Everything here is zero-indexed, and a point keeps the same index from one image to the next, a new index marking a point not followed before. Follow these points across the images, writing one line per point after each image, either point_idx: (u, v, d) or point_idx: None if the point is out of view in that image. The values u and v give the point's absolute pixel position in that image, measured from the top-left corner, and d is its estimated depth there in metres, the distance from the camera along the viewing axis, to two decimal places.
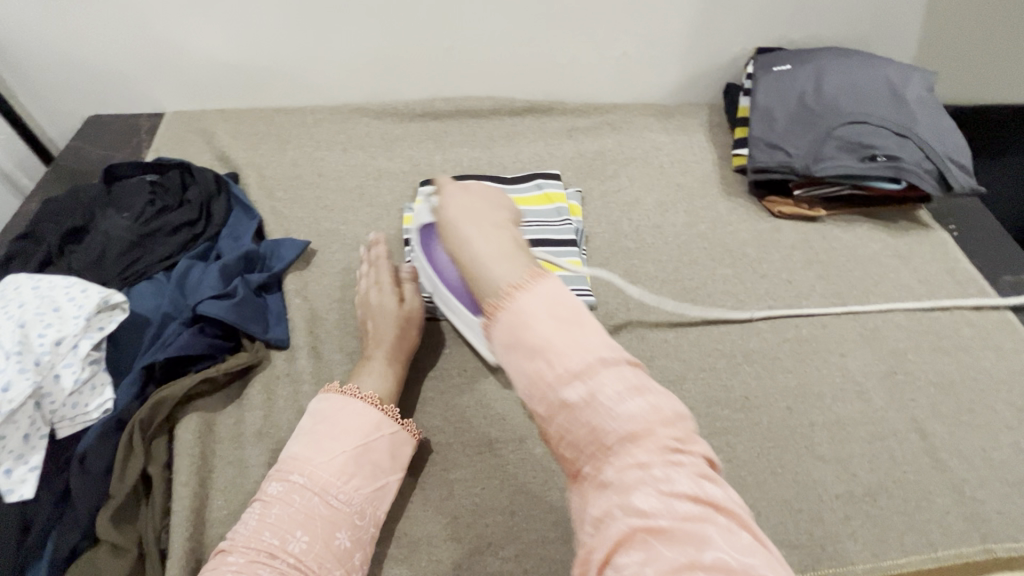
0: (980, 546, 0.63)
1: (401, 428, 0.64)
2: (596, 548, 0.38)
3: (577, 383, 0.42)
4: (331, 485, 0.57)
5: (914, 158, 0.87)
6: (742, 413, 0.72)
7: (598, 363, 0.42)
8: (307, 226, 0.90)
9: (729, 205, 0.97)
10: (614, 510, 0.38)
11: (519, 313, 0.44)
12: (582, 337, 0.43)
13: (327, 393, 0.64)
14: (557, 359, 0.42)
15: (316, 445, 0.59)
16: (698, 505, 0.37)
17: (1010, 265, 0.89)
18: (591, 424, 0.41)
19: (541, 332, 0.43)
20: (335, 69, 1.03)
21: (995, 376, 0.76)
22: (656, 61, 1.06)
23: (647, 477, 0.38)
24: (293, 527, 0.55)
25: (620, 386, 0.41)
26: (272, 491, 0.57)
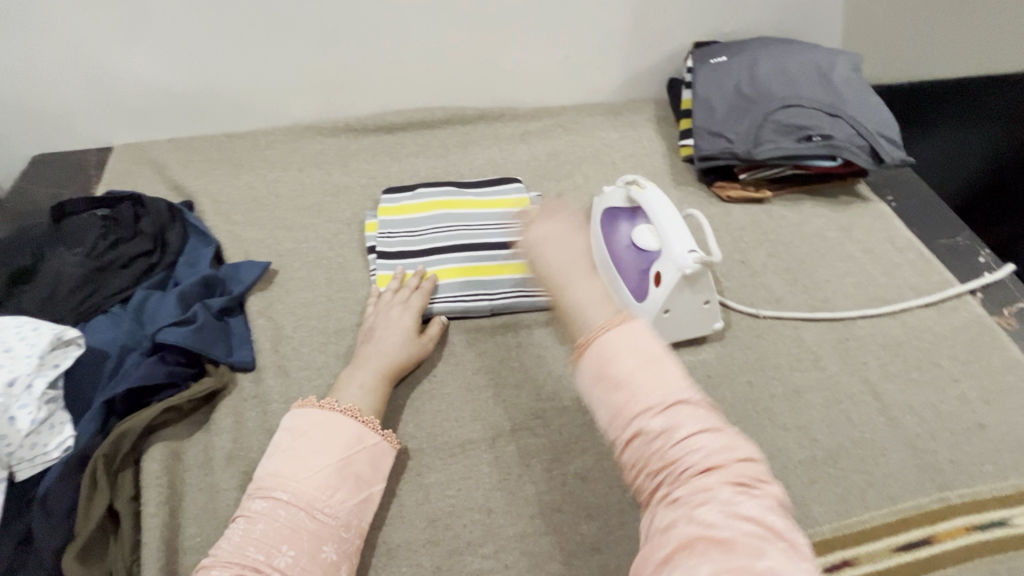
0: (936, 494, 0.66)
1: (383, 439, 0.64)
2: (656, 552, 0.39)
3: (651, 410, 0.42)
4: (317, 499, 0.57)
5: (846, 135, 0.92)
6: (706, 391, 0.75)
7: (676, 401, 0.42)
8: (267, 248, 0.89)
9: (681, 194, 1.00)
10: (680, 520, 0.39)
11: (607, 343, 0.45)
12: (659, 373, 0.44)
13: (305, 408, 0.63)
14: (633, 390, 0.43)
15: (302, 460, 0.59)
16: (762, 527, 0.37)
17: (943, 230, 0.95)
18: (667, 450, 0.41)
19: (623, 365, 0.44)
20: (284, 90, 1.04)
21: (937, 333, 0.81)
22: (600, 61, 1.10)
23: (720, 496, 0.39)
24: (279, 542, 0.54)
25: (694, 422, 0.42)
26: (256, 508, 0.56)
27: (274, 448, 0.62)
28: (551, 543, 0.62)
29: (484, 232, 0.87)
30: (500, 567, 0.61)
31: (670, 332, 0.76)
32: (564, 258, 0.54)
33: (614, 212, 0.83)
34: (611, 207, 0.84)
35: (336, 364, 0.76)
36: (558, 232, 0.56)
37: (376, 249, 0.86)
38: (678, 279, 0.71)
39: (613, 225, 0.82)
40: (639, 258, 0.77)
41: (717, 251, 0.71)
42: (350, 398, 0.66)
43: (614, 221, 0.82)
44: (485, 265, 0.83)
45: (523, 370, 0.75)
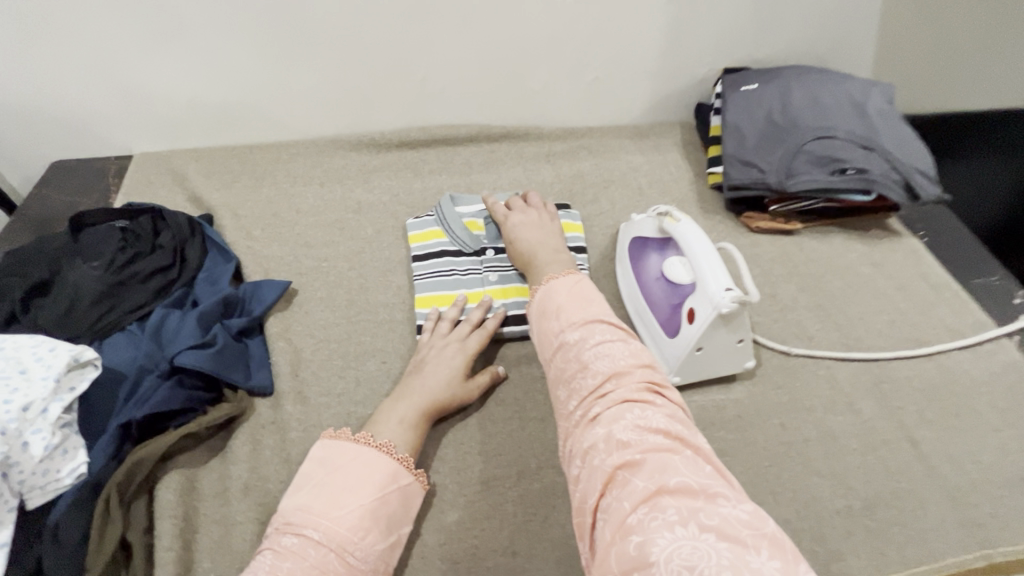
0: (978, 552, 0.64)
1: (414, 480, 0.62)
2: (589, 496, 0.45)
3: (578, 353, 0.55)
4: (349, 541, 0.55)
5: (880, 169, 0.90)
6: (737, 432, 0.72)
7: (609, 346, 0.54)
8: (287, 266, 0.88)
9: (708, 223, 0.98)
10: (600, 444, 0.47)
11: (551, 296, 0.62)
12: (608, 350, 0.54)
13: (342, 441, 0.62)
14: (581, 343, 0.56)
15: (335, 497, 0.57)
16: (669, 438, 0.46)
17: (977, 268, 0.93)
18: (585, 369, 0.53)
19: (567, 313, 0.59)
20: (309, 103, 1.03)
21: (976, 378, 0.78)
22: (627, 83, 1.08)
23: (629, 413, 0.48)
24: None
25: (620, 362, 0.53)
26: (286, 544, 0.53)
27: (299, 481, 0.60)
28: None
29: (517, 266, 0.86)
30: None
31: (698, 369, 0.74)
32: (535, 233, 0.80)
33: (643, 242, 0.82)
34: (637, 240, 0.84)
35: (357, 392, 0.74)
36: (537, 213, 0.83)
37: (421, 269, 0.85)
38: (713, 317, 0.69)
39: (642, 257, 0.82)
40: (670, 291, 0.76)
41: (753, 291, 0.68)
42: (387, 433, 0.64)
43: (644, 252, 0.82)
44: (448, 294, 0.82)
45: (548, 402, 0.73)
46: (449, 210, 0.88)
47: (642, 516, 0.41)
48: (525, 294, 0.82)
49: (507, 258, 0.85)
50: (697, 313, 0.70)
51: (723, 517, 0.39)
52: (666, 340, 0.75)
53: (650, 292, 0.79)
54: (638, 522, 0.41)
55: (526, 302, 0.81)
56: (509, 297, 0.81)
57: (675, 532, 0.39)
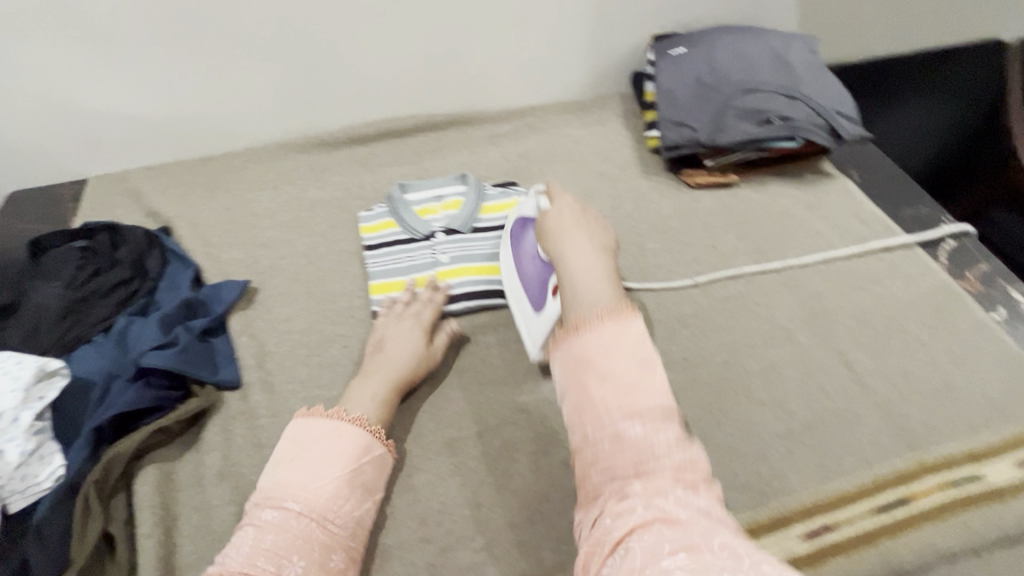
0: (909, 456, 0.68)
1: (388, 451, 0.66)
2: (614, 530, 0.46)
3: (619, 416, 0.50)
4: (330, 510, 0.59)
5: (805, 116, 0.94)
6: (684, 374, 0.77)
7: (660, 415, 0.50)
8: (246, 266, 0.91)
9: (651, 184, 1.02)
10: (639, 505, 0.46)
11: (598, 339, 0.52)
12: (647, 390, 0.51)
13: (311, 417, 0.65)
14: (624, 393, 0.51)
15: (310, 471, 0.60)
16: (709, 517, 0.45)
17: (908, 200, 0.98)
18: (637, 453, 0.49)
19: (613, 367, 0.52)
20: (256, 110, 1.06)
21: (904, 301, 0.84)
22: (564, 59, 1.12)
23: (673, 492, 0.46)
24: (289, 553, 0.55)
25: (671, 437, 0.49)
26: (267, 517, 0.57)
27: (277, 455, 0.63)
28: (539, 531, 0.64)
29: (470, 246, 0.89)
30: (493, 559, 0.62)
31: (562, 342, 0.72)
32: (588, 262, 0.59)
33: (524, 220, 0.79)
34: (519, 218, 0.81)
35: (323, 375, 0.77)
36: (584, 222, 0.64)
37: (374, 257, 0.89)
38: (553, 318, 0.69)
39: (522, 233, 0.79)
40: (542, 269, 0.73)
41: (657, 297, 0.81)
42: (357, 407, 0.67)
43: (523, 228, 0.79)
44: (403, 280, 0.85)
45: (505, 367, 0.77)
46: (399, 200, 0.92)
47: (683, 565, 0.40)
48: (474, 271, 0.86)
49: (459, 238, 0.89)
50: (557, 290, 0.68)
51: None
52: (535, 317, 0.74)
53: (525, 271, 0.77)
54: (677, 564, 0.40)
55: (476, 279, 0.85)
56: (458, 277, 0.85)
57: (676, 559, 0.41)
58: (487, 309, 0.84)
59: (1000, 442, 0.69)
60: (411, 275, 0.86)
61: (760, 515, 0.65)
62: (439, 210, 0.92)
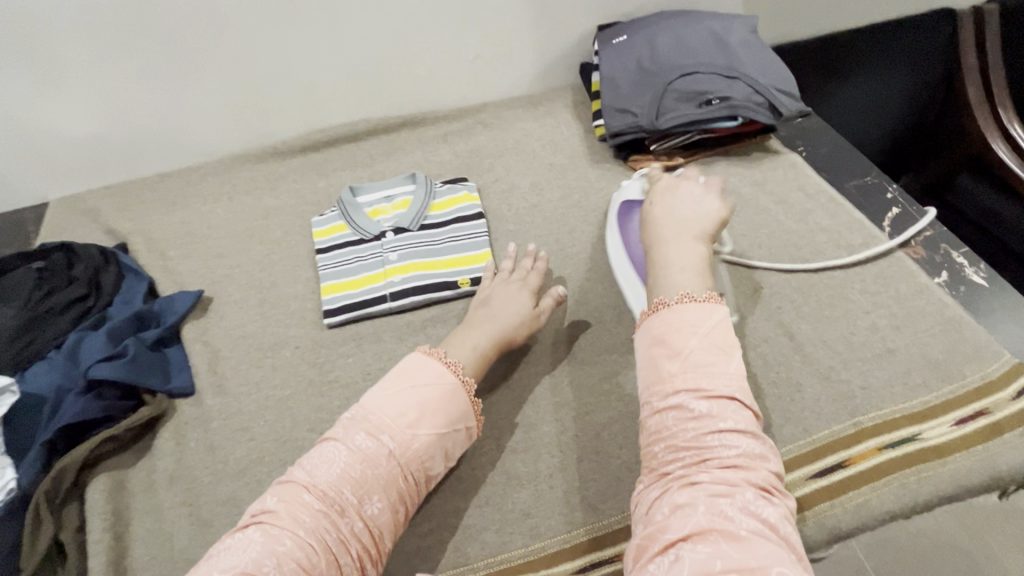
0: (849, 421, 0.69)
1: (474, 425, 0.66)
2: (672, 528, 0.49)
3: (686, 394, 0.55)
4: (412, 460, 0.60)
5: (744, 95, 0.95)
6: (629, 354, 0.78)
7: (729, 400, 0.54)
8: (201, 276, 0.92)
9: (599, 171, 1.03)
10: (701, 503, 0.49)
11: (679, 319, 0.59)
12: (721, 379, 0.55)
13: (430, 359, 0.66)
14: (701, 375, 0.55)
15: (416, 419, 0.61)
16: (773, 533, 0.48)
17: (853, 172, 0.99)
18: (701, 437, 0.53)
19: (689, 347, 0.57)
20: (209, 124, 1.07)
21: (847, 270, 0.84)
22: (512, 54, 1.13)
23: (740, 493, 0.49)
24: (372, 492, 0.58)
25: (739, 425, 0.53)
26: (359, 445, 0.59)
27: (395, 382, 0.63)
28: (483, 515, 0.66)
29: (419, 241, 0.89)
30: (438, 543, 0.65)
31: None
32: (671, 228, 0.69)
33: (628, 204, 0.86)
34: (624, 202, 0.87)
35: (274, 377, 0.79)
36: (680, 201, 0.71)
37: (324, 258, 0.90)
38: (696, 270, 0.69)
39: (626, 216, 0.85)
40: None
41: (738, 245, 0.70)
42: (457, 353, 0.69)
43: (629, 211, 0.85)
44: (351, 279, 0.86)
45: None
46: (350, 203, 0.92)
47: None
48: (422, 266, 0.86)
49: (407, 236, 0.89)
50: None
51: None
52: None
53: (634, 252, 0.83)
54: None
55: (424, 274, 0.85)
56: (406, 272, 0.85)
57: None
58: (433, 302, 0.85)
59: (940, 403, 0.70)
60: (360, 273, 0.86)
61: None
62: (390, 210, 0.93)
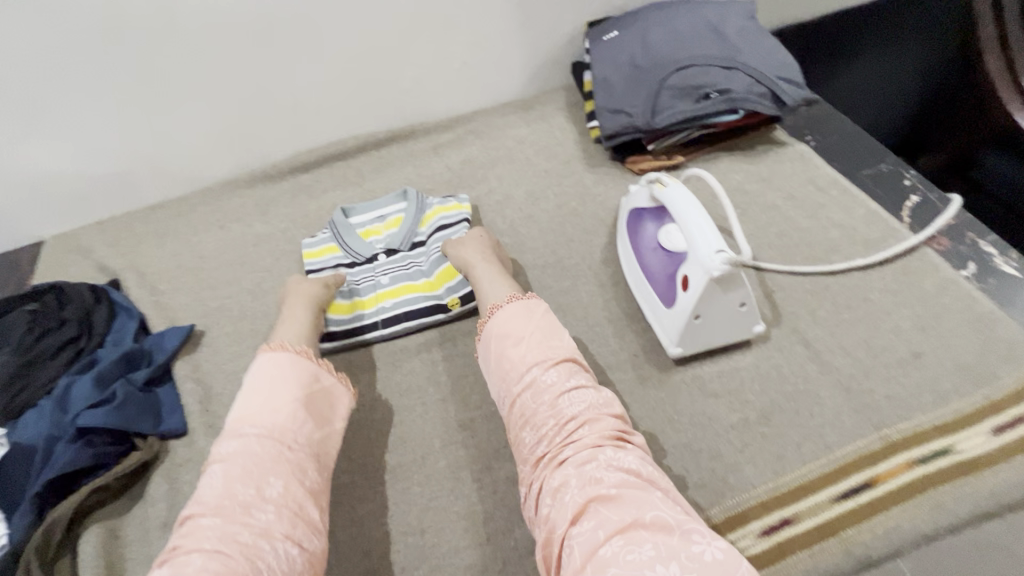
0: (875, 435, 0.64)
1: (339, 382, 0.67)
2: (558, 522, 0.49)
3: (536, 369, 0.60)
4: (289, 431, 0.59)
5: (744, 86, 0.90)
6: (633, 371, 0.73)
7: (567, 363, 0.60)
8: (193, 310, 0.91)
9: (596, 175, 0.99)
10: (574, 479, 0.51)
11: (508, 316, 0.65)
12: (556, 345, 0.62)
13: (266, 352, 0.65)
14: (539, 355, 0.61)
15: (267, 398, 0.60)
16: (640, 479, 0.51)
17: (867, 160, 0.93)
18: (555, 405, 0.57)
19: (524, 334, 0.63)
20: (196, 153, 1.05)
21: (866, 268, 0.79)
22: (499, 59, 1.09)
23: (602, 454, 0.53)
24: (265, 475, 0.55)
25: (582, 386, 0.59)
26: (226, 449, 0.56)
27: (247, 387, 0.62)
28: (485, 553, 0.63)
29: (412, 265, 0.86)
30: None
31: (699, 338, 0.70)
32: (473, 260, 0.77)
33: (639, 212, 0.78)
34: (632, 209, 0.79)
35: None
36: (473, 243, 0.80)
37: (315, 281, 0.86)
38: (707, 282, 0.64)
39: (638, 226, 0.78)
40: (667, 260, 0.71)
41: (746, 249, 0.63)
42: (286, 339, 0.68)
43: (640, 219, 0.78)
44: (342, 302, 0.82)
45: (449, 385, 0.76)
46: (341, 224, 0.89)
47: (619, 546, 0.44)
48: (413, 289, 0.83)
49: (400, 257, 0.87)
50: (691, 278, 0.66)
51: (697, 556, 0.43)
52: (666, 311, 0.71)
53: (648, 264, 0.75)
54: (613, 552, 0.44)
55: (416, 298, 0.82)
56: (399, 298, 0.82)
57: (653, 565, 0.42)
58: (426, 326, 0.81)
59: (973, 410, 0.65)
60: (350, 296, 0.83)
61: (713, 513, 0.61)
62: (382, 230, 0.90)
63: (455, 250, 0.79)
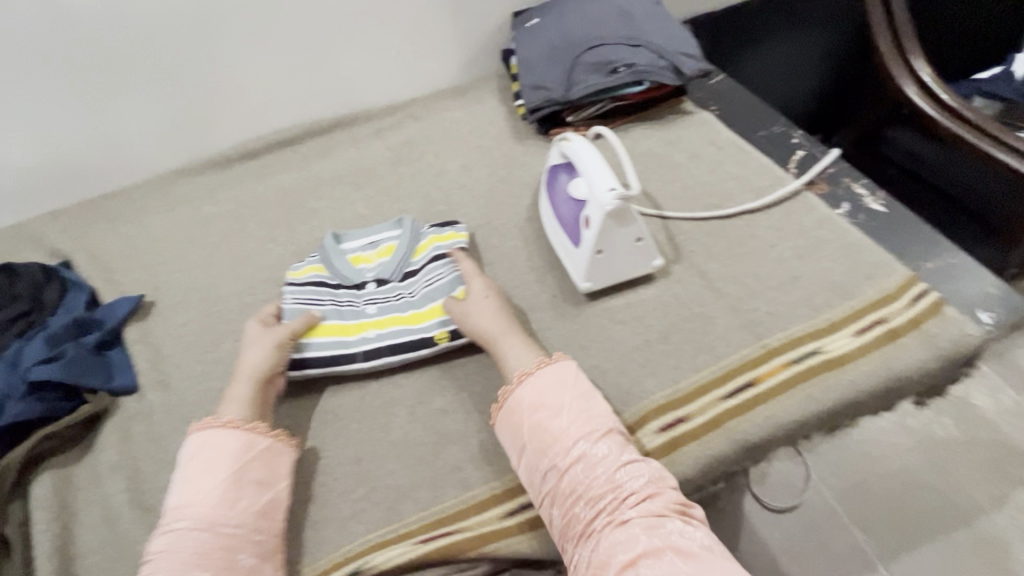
0: (756, 343, 0.73)
1: (274, 441, 0.68)
2: (626, 560, 0.55)
3: (583, 443, 0.63)
4: (216, 517, 0.61)
5: (648, 61, 1.01)
6: (552, 307, 0.81)
7: (613, 434, 0.64)
8: (145, 284, 0.95)
9: (524, 148, 1.08)
10: (642, 536, 0.56)
11: (542, 386, 0.67)
12: (596, 412, 0.65)
13: (196, 431, 0.67)
14: (584, 425, 0.64)
15: (196, 485, 0.63)
16: (705, 544, 0.56)
17: (763, 124, 1.04)
18: (612, 479, 0.61)
19: (563, 404, 0.66)
20: (146, 142, 1.10)
21: (756, 211, 0.89)
22: (434, 47, 1.17)
23: (669, 522, 0.57)
24: (192, 566, 0.58)
25: (632, 455, 0.63)
26: (159, 544, 0.60)
27: (182, 472, 0.65)
28: (416, 470, 0.70)
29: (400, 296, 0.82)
30: (372, 501, 0.68)
31: (605, 273, 0.78)
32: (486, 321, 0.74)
33: (553, 168, 0.86)
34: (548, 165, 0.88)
35: (214, 368, 0.81)
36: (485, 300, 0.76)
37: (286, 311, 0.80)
38: (603, 217, 0.72)
39: (552, 180, 0.86)
40: (575, 206, 0.80)
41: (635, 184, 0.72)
42: (228, 412, 0.69)
43: (554, 173, 0.86)
44: (325, 329, 0.78)
45: None
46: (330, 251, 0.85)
47: None
48: (400, 320, 0.79)
49: (389, 288, 0.83)
50: (592, 217, 0.74)
51: None
52: (575, 250, 0.79)
53: (561, 212, 0.83)
54: None
55: (402, 330, 0.78)
56: (387, 327, 0.78)
57: None
58: (412, 359, 0.77)
59: (841, 318, 0.74)
60: (334, 323, 0.79)
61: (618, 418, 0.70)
62: (373, 258, 0.86)
63: (468, 320, 0.75)
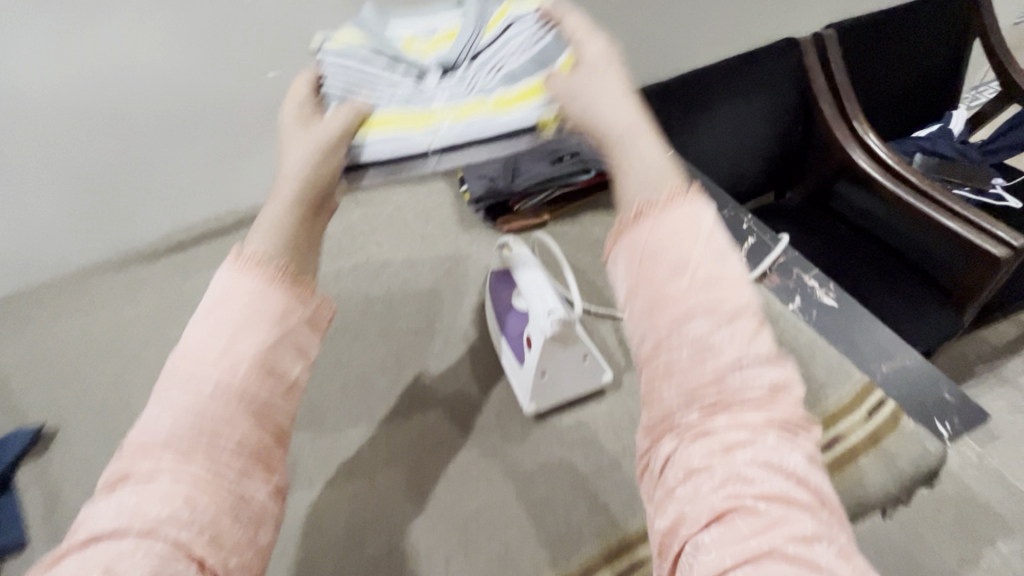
0: None
1: (311, 305, 0.54)
2: (701, 513, 0.39)
3: (698, 314, 0.44)
4: (208, 411, 0.45)
5: (590, 149, 1.02)
6: (496, 429, 0.75)
7: (750, 314, 0.45)
8: (46, 408, 0.86)
9: (469, 235, 1.03)
10: (718, 468, 0.40)
11: (655, 228, 0.47)
12: (728, 307, 0.44)
13: (236, 267, 0.51)
14: (706, 311, 0.44)
15: (207, 329, 0.48)
16: (812, 495, 0.40)
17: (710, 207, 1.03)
18: (717, 369, 0.43)
19: (685, 292, 0.45)
20: (56, 242, 1.00)
21: None
22: None
23: (762, 441, 0.41)
24: (171, 490, 0.41)
25: (769, 374, 0.44)
26: (114, 472, 0.44)
27: (204, 309, 0.50)
28: None
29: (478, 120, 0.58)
30: None
31: (550, 395, 0.74)
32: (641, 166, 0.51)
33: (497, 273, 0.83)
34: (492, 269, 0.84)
35: None
36: (644, 145, 0.52)
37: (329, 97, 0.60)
38: (543, 341, 0.68)
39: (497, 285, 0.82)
40: (517, 321, 0.76)
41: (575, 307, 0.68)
42: (254, 244, 0.53)
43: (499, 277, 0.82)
44: (397, 117, 0.58)
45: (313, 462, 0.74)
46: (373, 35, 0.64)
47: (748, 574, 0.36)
48: (482, 108, 0.58)
49: (457, 74, 0.62)
50: (533, 339, 0.70)
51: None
52: (518, 369, 0.75)
53: (505, 322, 0.79)
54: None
55: (481, 124, 0.57)
56: (480, 114, 0.58)
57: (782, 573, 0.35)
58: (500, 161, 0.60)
59: None
60: (408, 109, 0.59)
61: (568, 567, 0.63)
62: (429, 45, 0.64)
63: (595, 107, 0.54)
